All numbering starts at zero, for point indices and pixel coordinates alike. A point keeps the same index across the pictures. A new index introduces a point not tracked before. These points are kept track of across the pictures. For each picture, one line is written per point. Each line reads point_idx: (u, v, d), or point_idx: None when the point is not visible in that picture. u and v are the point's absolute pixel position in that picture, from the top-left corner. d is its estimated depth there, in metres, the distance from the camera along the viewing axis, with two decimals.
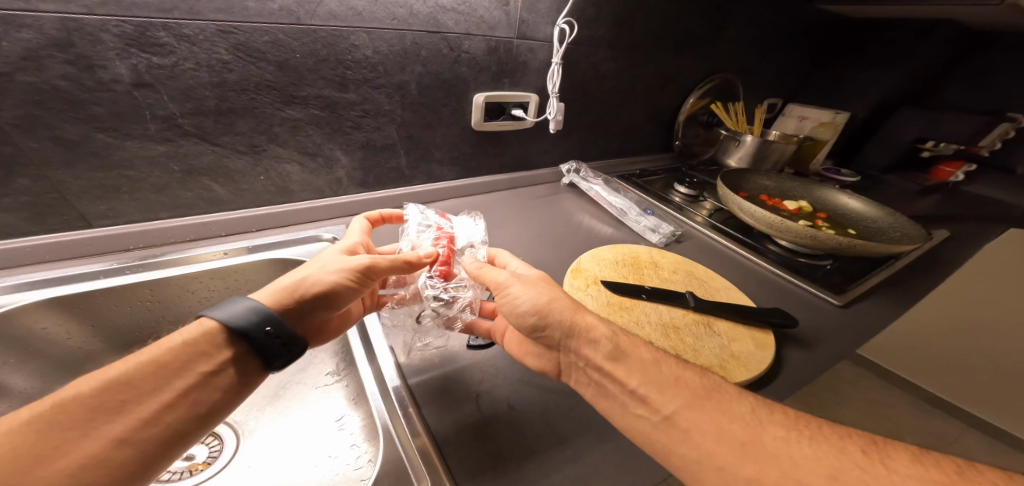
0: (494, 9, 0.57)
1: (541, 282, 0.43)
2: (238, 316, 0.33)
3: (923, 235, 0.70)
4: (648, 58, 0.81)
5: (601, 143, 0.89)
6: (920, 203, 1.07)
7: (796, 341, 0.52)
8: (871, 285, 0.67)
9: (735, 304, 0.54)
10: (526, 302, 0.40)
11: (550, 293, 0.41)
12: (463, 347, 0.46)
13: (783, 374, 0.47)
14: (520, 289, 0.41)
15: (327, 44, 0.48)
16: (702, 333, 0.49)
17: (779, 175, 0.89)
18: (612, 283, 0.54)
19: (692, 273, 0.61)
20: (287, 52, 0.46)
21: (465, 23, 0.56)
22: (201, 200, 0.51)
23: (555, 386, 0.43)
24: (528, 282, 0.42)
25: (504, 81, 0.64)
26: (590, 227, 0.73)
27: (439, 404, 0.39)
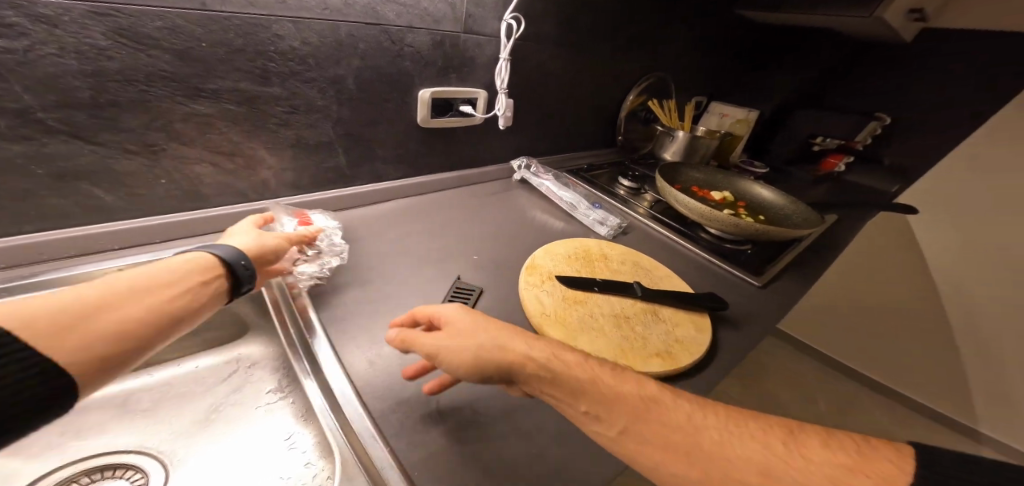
0: (437, 2, 0.54)
1: (465, 331, 0.34)
2: (218, 253, 0.37)
3: (818, 219, 0.81)
4: (592, 56, 0.83)
5: (550, 138, 0.90)
6: (816, 191, 1.25)
7: (727, 322, 0.58)
8: (783, 265, 0.76)
9: (676, 291, 0.58)
10: (463, 375, 0.33)
11: (472, 341, 0.33)
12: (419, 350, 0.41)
13: (720, 354, 0.52)
14: (447, 352, 0.33)
15: (243, 32, 0.42)
16: (649, 321, 0.51)
17: (707, 168, 0.97)
18: (566, 278, 0.54)
19: (637, 263, 0.64)
20: (188, 39, 0.39)
21: (407, 15, 0.52)
22: (83, 208, 0.42)
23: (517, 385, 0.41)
24: (450, 338, 0.34)
25: (451, 76, 0.62)
26: (543, 223, 0.74)
27: (397, 414, 0.34)
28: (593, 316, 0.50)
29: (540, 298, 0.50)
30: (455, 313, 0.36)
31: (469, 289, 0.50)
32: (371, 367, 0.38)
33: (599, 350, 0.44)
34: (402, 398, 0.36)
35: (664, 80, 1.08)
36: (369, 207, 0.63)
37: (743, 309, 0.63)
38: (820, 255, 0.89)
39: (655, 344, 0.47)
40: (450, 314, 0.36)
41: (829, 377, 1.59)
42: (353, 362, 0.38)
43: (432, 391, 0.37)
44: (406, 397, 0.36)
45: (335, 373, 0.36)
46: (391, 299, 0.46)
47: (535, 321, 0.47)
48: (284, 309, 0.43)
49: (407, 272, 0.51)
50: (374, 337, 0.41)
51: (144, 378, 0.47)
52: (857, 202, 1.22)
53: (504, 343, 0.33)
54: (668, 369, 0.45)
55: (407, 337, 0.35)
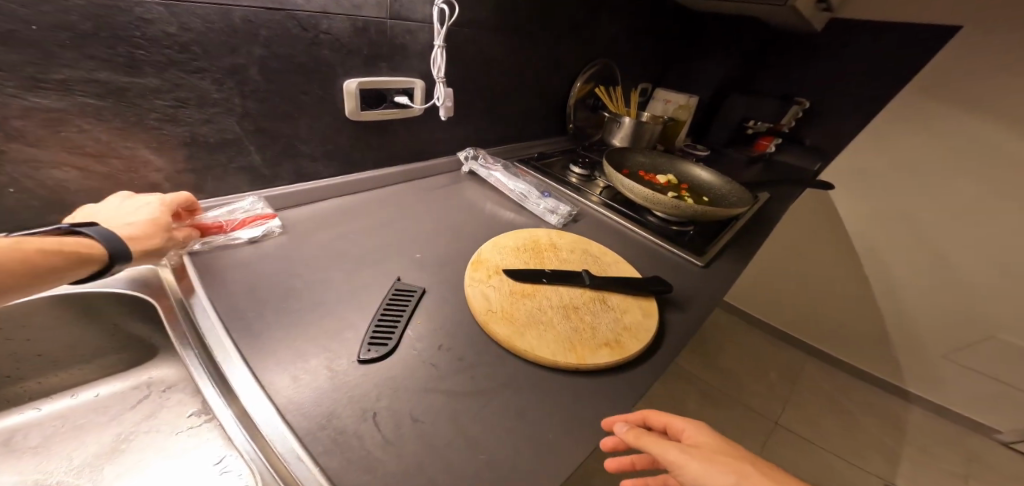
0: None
1: (717, 452, 0.30)
2: (108, 240, 0.34)
3: (750, 198, 0.87)
4: (532, 44, 0.81)
5: (498, 129, 0.88)
6: (751, 172, 1.33)
7: (673, 304, 0.59)
8: (723, 243, 0.81)
9: (623, 277, 0.57)
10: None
11: (738, 469, 0.28)
12: (353, 363, 0.37)
13: (666, 336, 0.52)
14: (700, 468, 0.28)
15: (93, 13, 0.35)
16: (598, 309, 0.51)
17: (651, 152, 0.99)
18: (512, 271, 0.52)
19: (588, 251, 0.62)
20: (10, 19, 0.32)
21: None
22: None
23: (461, 389, 0.38)
24: (702, 455, 0.29)
25: (380, 65, 0.57)
26: (492, 214, 0.71)
27: (328, 434, 0.31)
28: (541, 309, 0.48)
29: (485, 295, 0.48)
30: (701, 434, 0.33)
31: (410, 290, 0.47)
32: (300, 387, 0.34)
33: (547, 345, 0.43)
34: (334, 414, 0.32)
35: (608, 66, 1.09)
36: (298, 207, 0.58)
37: (692, 291, 0.63)
38: (758, 234, 0.93)
39: (603, 332, 0.47)
40: (695, 433, 0.33)
41: (775, 346, 1.72)
42: (279, 383, 0.34)
43: (367, 402, 0.34)
44: (337, 413, 0.33)
45: (254, 397, 0.32)
46: (323, 309, 0.42)
47: (480, 320, 0.45)
48: (192, 327, 0.38)
49: (342, 278, 0.47)
50: (302, 352, 0.37)
51: (31, 414, 0.40)
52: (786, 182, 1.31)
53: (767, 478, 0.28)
54: (616, 358, 0.44)
55: (646, 440, 0.31)
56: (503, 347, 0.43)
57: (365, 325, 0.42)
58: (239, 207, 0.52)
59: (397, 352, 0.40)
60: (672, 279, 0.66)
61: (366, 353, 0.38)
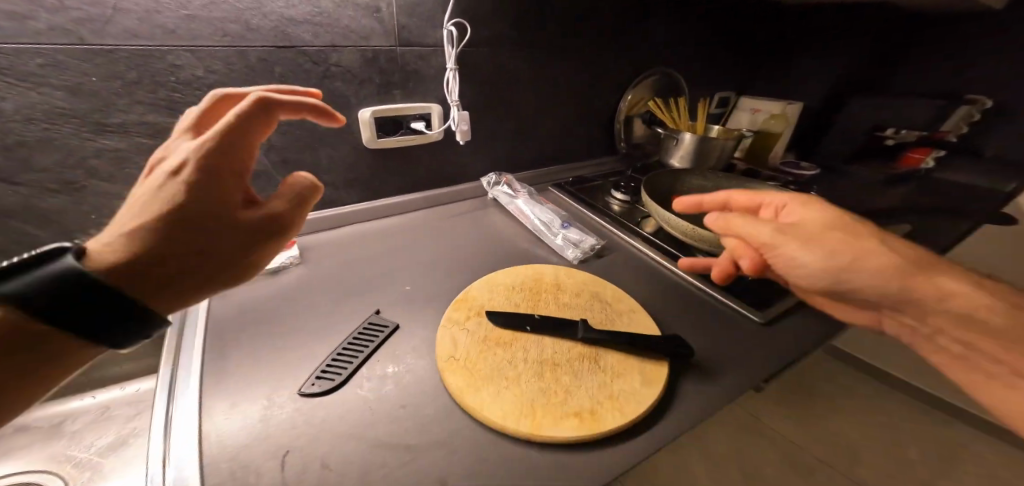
0: (362, 18, 0.51)
1: (807, 232, 0.45)
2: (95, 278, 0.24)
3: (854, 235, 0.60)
4: (565, 58, 0.77)
5: (533, 151, 0.85)
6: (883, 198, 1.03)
7: (699, 371, 0.45)
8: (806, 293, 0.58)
9: (632, 333, 0.46)
10: (810, 263, 0.44)
11: (825, 247, 0.43)
12: (294, 395, 0.36)
13: (674, 412, 0.40)
14: (797, 247, 0.44)
15: (136, 64, 0.42)
16: (583, 371, 0.41)
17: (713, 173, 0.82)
18: (492, 314, 0.46)
19: (597, 295, 0.53)
20: (76, 75, 0.40)
21: (326, 35, 0.50)
22: (19, 244, 0.45)
23: (393, 441, 0.33)
24: (801, 239, 0.44)
25: (394, 92, 0.59)
26: (509, 244, 0.67)
27: (229, 470, 0.29)
28: (510, 362, 0.41)
29: (453, 339, 0.43)
30: (813, 210, 0.48)
31: (384, 324, 0.45)
32: (231, 413, 0.33)
33: (498, 405, 0.36)
34: (245, 448, 0.31)
35: (664, 82, 0.99)
36: (317, 234, 0.62)
37: (740, 352, 0.48)
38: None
39: (579, 402, 0.38)
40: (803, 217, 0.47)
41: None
42: (217, 408, 0.34)
43: (284, 441, 0.32)
44: (249, 447, 0.31)
45: (187, 417, 0.33)
46: (293, 333, 0.43)
47: (438, 366, 0.40)
48: (178, 342, 0.41)
49: (325, 305, 0.48)
50: (249, 383, 0.36)
51: (87, 400, 0.50)
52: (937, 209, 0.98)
53: (910, 254, 0.44)
54: (582, 434, 0.35)
55: (739, 223, 0.47)
56: (452, 398, 0.37)
57: (324, 355, 0.40)
58: None
59: (340, 390, 0.36)
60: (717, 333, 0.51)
61: (309, 386, 0.36)
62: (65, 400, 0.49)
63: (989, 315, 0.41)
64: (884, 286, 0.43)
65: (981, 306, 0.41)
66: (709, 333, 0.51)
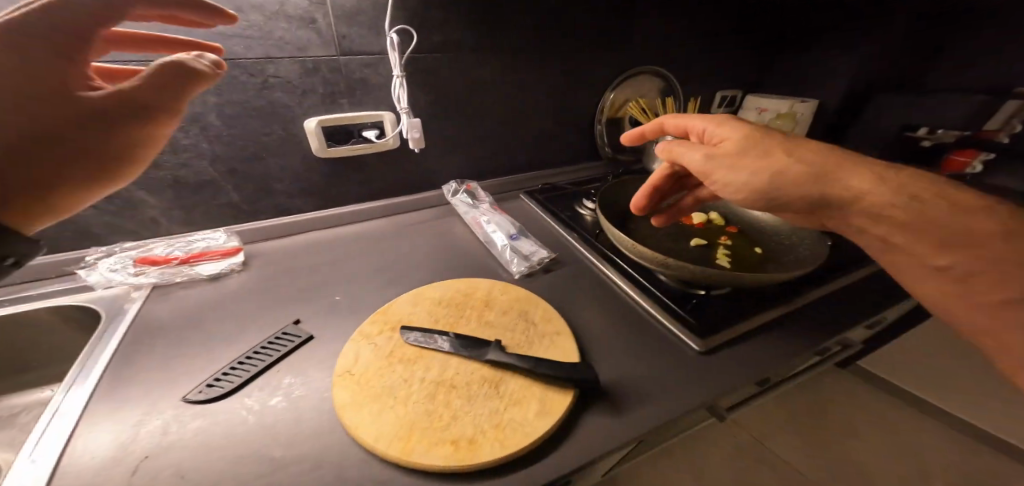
0: (296, 29, 0.51)
1: (731, 151, 0.45)
2: None
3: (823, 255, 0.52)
4: (534, 60, 0.74)
5: (505, 156, 0.83)
6: None
7: (611, 403, 0.42)
8: (759, 320, 0.53)
9: (545, 357, 0.44)
10: (739, 183, 0.45)
11: (748, 165, 0.44)
12: (177, 401, 0.37)
13: (565, 447, 0.37)
14: (725, 172, 0.45)
15: None
16: (478, 396, 0.39)
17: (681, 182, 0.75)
18: (406, 329, 0.46)
19: (525, 314, 0.50)
20: None
21: (260, 47, 0.50)
22: None
23: (257, 455, 0.33)
24: (726, 162, 0.45)
25: (341, 101, 0.58)
26: (461, 253, 0.65)
27: (84, 472, 0.31)
28: (405, 381, 0.40)
29: (356, 353, 0.42)
30: (727, 128, 0.47)
31: (295, 335, 0.45)
32: (110, 417, 0.35)
33: (374, 425, 0.36)
34: (108, 452, 0.33)
35: (651, 84, 0.94)
36: (272, 241, 0.64)
37: (670, 381, 0.44)
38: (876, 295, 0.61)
39: (461, 428, 0.36)
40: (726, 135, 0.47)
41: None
42: (101, 411, 0.36)
43: (146, 447, 0.33)
44: (111, 450, 0.33)
45: (70, 420, 0.35)
46: (203, 340, 0.45)
47: (332, 380, 0.40)
48: (96, 344, 0.44)
49: (247, 313, 0.49)
50: (146, 391, 0.38)
51: (46, 394, 0.53)
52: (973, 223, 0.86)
53: (829, 154, 0.43)
54: (452, 463, 0.34)
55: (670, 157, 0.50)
56: (336, 412, 0.37)
57: (223, 363, 0.42)
58: (210, 239, 0.58)
59: (223, 400, 0.38)
60: (651, 359, 0.48)
61: (192, 393, 0.38)
62: (26, 393, 0.52)
63: (902, 215, 0.39)
64: (820, 199, 0.42)
65: (892, 205, 0.39)
66: (641, 359, 0.47)
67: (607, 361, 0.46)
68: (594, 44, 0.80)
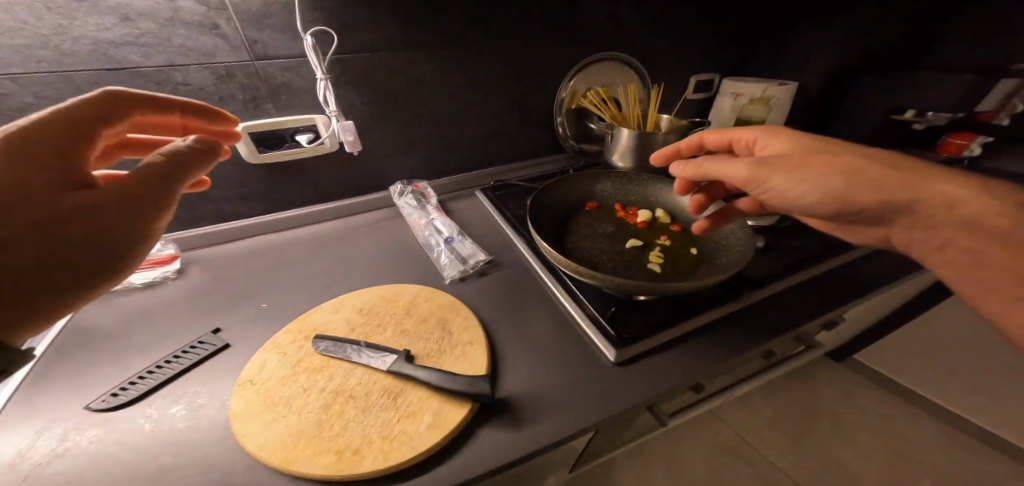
0: (198, 36, 0.50)
1: (790, 159, 0.43)
2: None
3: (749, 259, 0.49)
4: (476, 54, 0.72)
5: (456, 153, 0.82)
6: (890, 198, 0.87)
7: (510, 415, 0.42)
8: (682, 329, 0.51)
9: (451, 369, 0.43)
10: (806, 195, 0.42)
11: (811, 172, 0.41)
12: (81, 411, 0.39)
13: (453, 462, 0.37)
14: (779, 180, 0.42)
15: None
16: (373, 407, 0.39)
17: (625, 176, 0.72)
18: (319, 339, 0.45)
19: (443, 322, 0.50)
20: None
21: (162, 54, 0.49)
22: None
23: (143, 466, 0.34)
24: (780, 170, 0.42)
25: (265, 105, 0.58)
26: (399, 252, 0.65)
27: None
28: (305, 391, 0.39)
29: (262, 362, 0.42)
30: (778, 143, 0.48)
31: (211, 343, 0.46)
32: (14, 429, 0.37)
33: (263, 435, 0.35)
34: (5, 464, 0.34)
35: (611, 71, 0.91)
36: (211, 247, 0.64)
37: (576, 392, 0.44)
38: (821, 294, 0.58)
39: (347, 438, 0.36)
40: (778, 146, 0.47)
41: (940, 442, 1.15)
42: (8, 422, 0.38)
43: (41, 459, 0.35)
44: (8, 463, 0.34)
45: None
46: (122, 349, 0.46)
47: (232, 389, 0.40)
48: None
49: (171, 321, 0.50)
50: (55, 402, 0.40)
51: None
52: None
53: (898, 164, 0.42)
54: (333, 476, 0.34)
55: (710, 166, 0.48)
56: (228, 421, 0.37)
57: (133, 372, 0.42)
58: None
59: (123, 409, 0.39)
60: (564, 368, 0.47)
61: (95, 402, 0.39)
62: None
63: (1000, 222, 0.37)
64: (888, 205, 0.40)
65: (994, 214, 0.37)
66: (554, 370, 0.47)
67: (517, 371, 0.46)
68: (539, 33, 0.76)
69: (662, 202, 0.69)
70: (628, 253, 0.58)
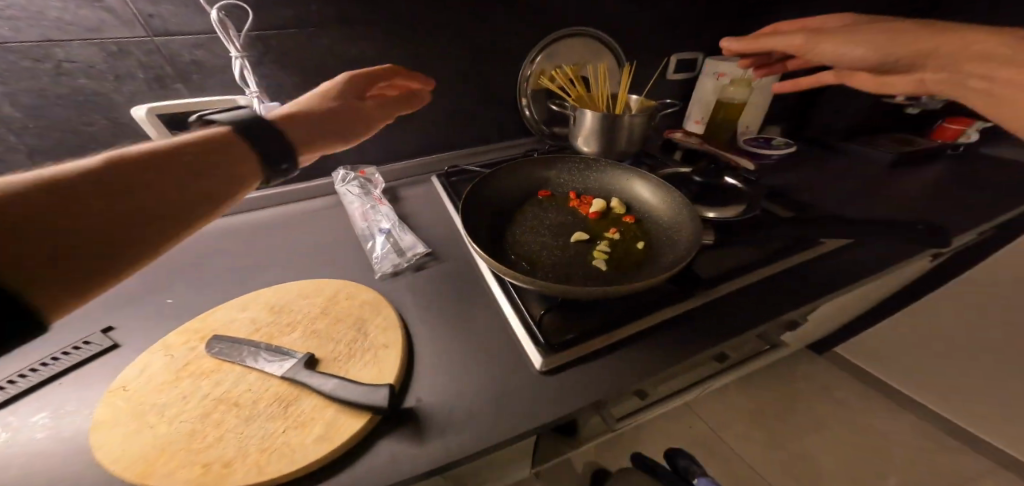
0: (77, 9, 0.44)
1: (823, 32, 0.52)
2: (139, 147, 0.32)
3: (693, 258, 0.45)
4: (420, 32, 0.66)
5: (408, 138, 0.77)
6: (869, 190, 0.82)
7: (417, 428, 0.38)
8: (622, 333, 0.47)
9: (356, 376, 0.39)
10: (851, 52, 0.49)
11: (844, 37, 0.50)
12: None
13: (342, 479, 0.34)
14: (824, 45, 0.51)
15: None
16: (258, 416, 0.35)
17: (580, 163, 0.66)
18: (212, 340, 0.40)
19: (360, 320, 0.45)
20: None
21: (37, 28, 0.44)
22: None
23: None
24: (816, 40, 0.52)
25: (175, 86, 0.53)
26: (334, 242, 0.60)
27: None
28: (183, 397, 0.35)
29: (143, 366, 0.38)
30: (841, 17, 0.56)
31: (99, 343, 0.42)
32: None
33: (119, 452, 0.32)
34: None
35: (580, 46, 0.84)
36: None
37: (493, 403, 0.41)
38: (780, 294, 0.54)
39: (219, 451, 0.32)
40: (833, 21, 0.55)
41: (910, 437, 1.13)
42: None
43: None
44: None
45: None
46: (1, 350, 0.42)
47: (102, 397, 0.36)
48: None
49: (64, 318, 0.46)
50: None
51: None
52: (935, 211, 0.76)
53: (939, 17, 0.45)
54: None
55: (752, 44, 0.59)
56: (89, 433, 0.33)
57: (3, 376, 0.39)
58: None
59: None
60: (485, 376, 0.43)
61: None
62: None
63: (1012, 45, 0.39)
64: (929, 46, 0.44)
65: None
66: (473, 378, 0.43)
67: (433, 379, 0.43)
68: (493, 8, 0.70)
69: (620, 192, 0.64)
70: (571, 249, 0.53)
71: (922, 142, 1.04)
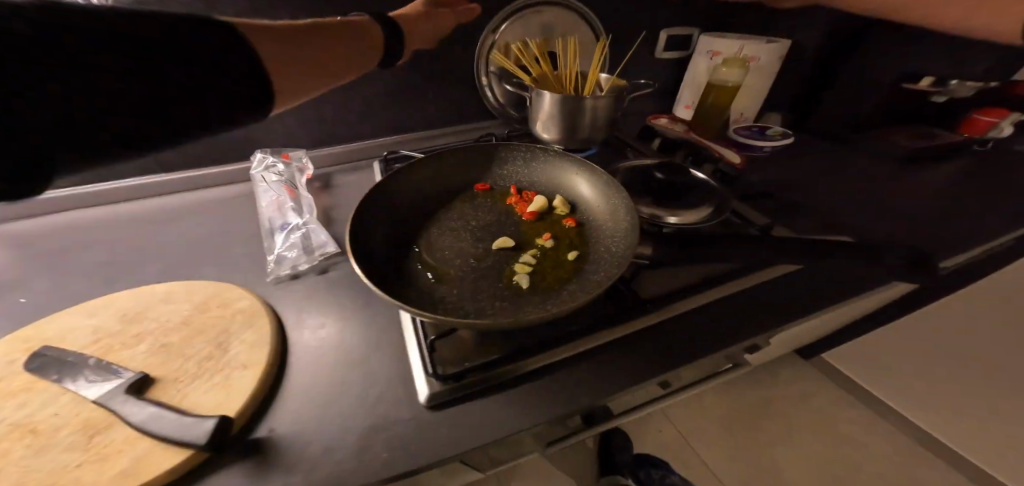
0: None
1: None
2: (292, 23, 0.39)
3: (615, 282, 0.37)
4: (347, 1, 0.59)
5: (347, 121, 0.70)
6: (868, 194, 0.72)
7: (258, 465, 0.33)
8: (531, 363, 0.41)
9: (195, 402, 0.34)
10: None
11: None
12: None
13: None
14: None
15: None
16: (55, 447, 0.30)
17: (524, 153, 0.58)
18: (37, 355, 0.35)
19: (225, 334, 0.40)
20: None
21: None
22: None
23: None
24: None
25: None
26: (238, 237, 0.54)
27: None
28: None
29: None
30: None
31: None
32: None
33: None
34: None
35: (542, 17, 0.75)
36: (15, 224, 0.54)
37: (358, 444, 0.35)
38: (732, 317, 0.46)
39: None
40: None
41: (897, 453, 1.04)
42: None
43: None
44: None
45: None
46: None
47: None
48: None
49: None
50: None
51: None
52: (938, 221, 0.66)
53: None
54: None
55: None
56: None
57: None
58: None
59: None
60: (360, 408, 0.38)
61: None
62: None
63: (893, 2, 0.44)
64: None
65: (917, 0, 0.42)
66: (344, 411, 0.38)
67: (300, 408, 0.37)
68: None
69: (567, 189, 0.56)
70: (490, 258, 0.46)
71: (944, 137, 0.91)
